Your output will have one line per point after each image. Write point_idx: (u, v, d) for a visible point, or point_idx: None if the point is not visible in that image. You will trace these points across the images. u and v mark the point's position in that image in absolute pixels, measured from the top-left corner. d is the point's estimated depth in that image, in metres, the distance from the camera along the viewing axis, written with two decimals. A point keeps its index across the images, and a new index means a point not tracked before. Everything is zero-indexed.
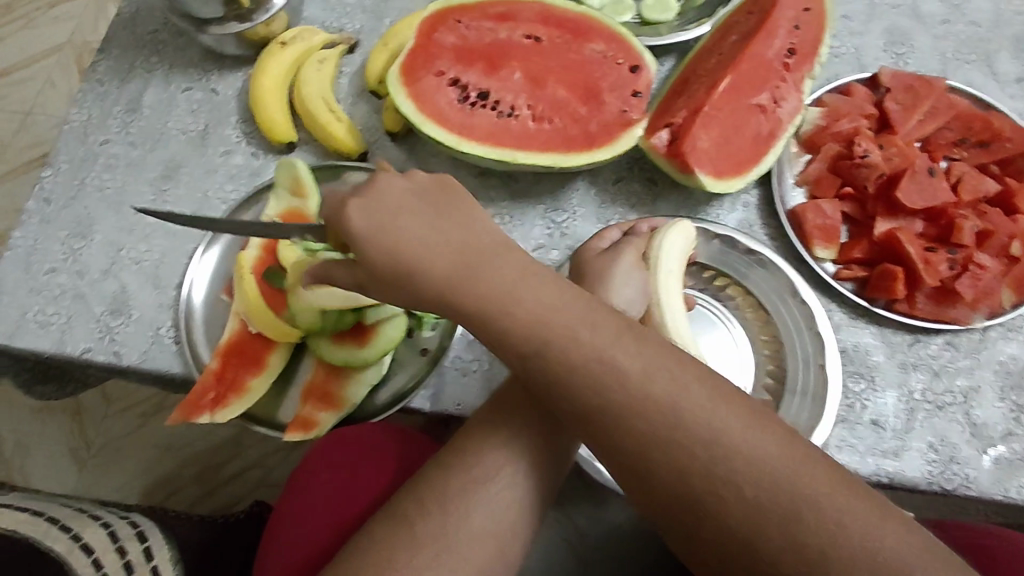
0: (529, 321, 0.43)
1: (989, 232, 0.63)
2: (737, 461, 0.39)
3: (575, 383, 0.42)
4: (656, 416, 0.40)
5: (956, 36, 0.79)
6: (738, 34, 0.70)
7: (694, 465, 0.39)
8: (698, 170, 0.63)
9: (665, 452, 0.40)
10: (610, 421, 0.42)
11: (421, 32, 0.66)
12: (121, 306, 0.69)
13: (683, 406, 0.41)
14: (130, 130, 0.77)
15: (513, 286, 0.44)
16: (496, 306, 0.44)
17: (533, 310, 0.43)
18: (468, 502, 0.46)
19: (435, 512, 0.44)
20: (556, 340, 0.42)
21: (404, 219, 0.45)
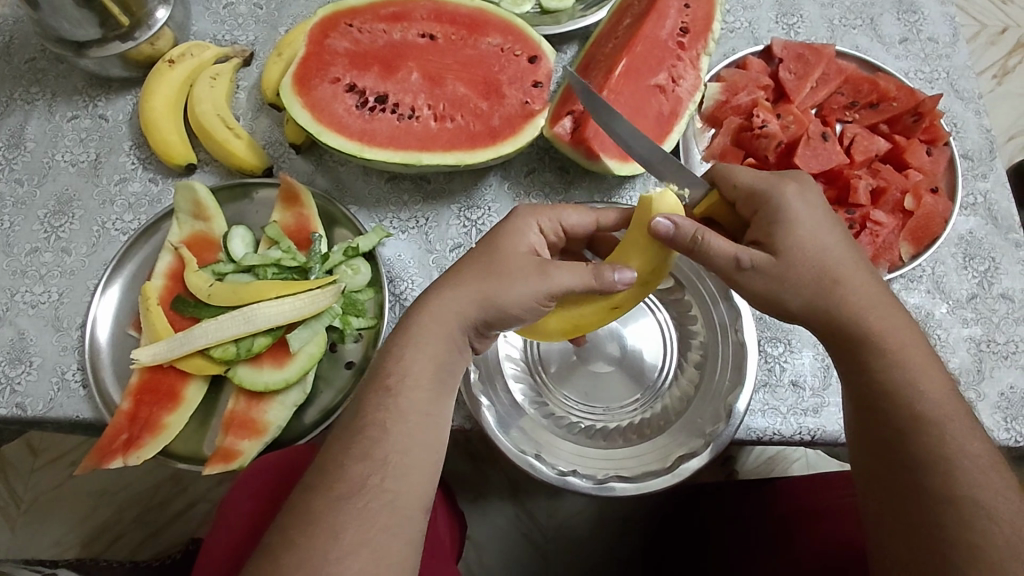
0: (853, 299, 0.47)
1: (883, 189, 0.67)
2: (944, 439, 0.45)
3: (866, 353, 0.47)
4: (904, 383, 0.46)
5: (842, 2, 0.82)
6: (632, 17, 0.71)
7: (912, 430, 0.45)
8: (603, 156, 0.63)
9: (907, 425, 0.45)
10: (868, 382, 0.47)
11: (312, 39, 0.65)
12: (19, 354, 0.65)
13: (936, 392, 0.46)
14: (15, 166, 0.73)
15: (847, 269, 0.47)
16: (823, 285, 0.47)
17: (863, 285, 0.48)
18: (348, 495, 0.39)
19: (307, 516, 0.38)
20: (844, 314, 0.47)
21: (748, 179, 0.50)
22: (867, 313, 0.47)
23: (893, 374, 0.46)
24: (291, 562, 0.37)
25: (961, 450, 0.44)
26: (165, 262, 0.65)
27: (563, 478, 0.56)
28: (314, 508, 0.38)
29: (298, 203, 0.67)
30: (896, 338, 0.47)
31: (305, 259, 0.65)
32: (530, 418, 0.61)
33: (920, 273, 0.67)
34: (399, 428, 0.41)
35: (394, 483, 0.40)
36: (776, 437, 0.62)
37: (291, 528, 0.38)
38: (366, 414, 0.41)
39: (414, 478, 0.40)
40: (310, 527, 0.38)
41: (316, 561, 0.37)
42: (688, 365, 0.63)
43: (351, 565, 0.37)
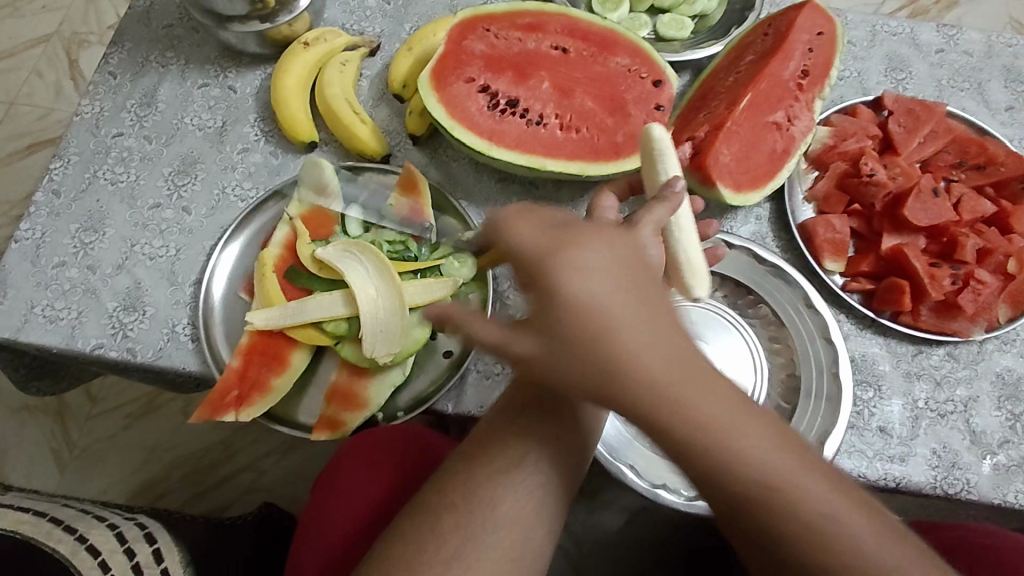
0: (650, 369, 0.36)
1: (988, 250, 0.67)
2: (824, 520, 0.36)
3: (661, 416, 0.36)
4: (731, 455, 0.36)
5: (951, 64, 0.83)
6: (753, 54, 0.73)
7: (764, 517, 0.37)
8: (719, 183, 0.65)
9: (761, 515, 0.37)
10: (714, 483, 0.37)
11: (451, 39, 0.67)
12: (134, 302, 0.67)
13: (769, 459, 0.37)
14: (145, 124, 0.76)
15: (600, 300, 0.37)
16: (586, 323, 0.37)
17: (665, 367, 0.36)
18: (505, 472, 0.45)
19: (470, 487, 0.45)
20: (624, 375, 0.36)
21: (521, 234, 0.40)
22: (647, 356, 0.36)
23: (721, 448, 0.36)
24: (451, 525, 0.43)
25: (841, 526, 0.36)
26: (282, 232, 0.67)
27: (654, 490, 0.58)
28: (476, 480, 0.45)
29: (415, 191, 0.69)
30: (672, 401, 0.36)
31: (416, 249, 0.67)
32: (646, 446, 0.60)
33: (1015, 336, 0.68)
34: (549, 421, 0.47)
35: (546, 466, 0.46)
36: (861, 480, 0.62)
37: (451, 492, 0.45)
38: (521, 398, 0.48)
39: (547, 474, 0.46)
40: (471, 496, 0.45)
41: (476, 526, 0.44)
42: (779, 399, 0.64)
43: (501, 536, 0.43)
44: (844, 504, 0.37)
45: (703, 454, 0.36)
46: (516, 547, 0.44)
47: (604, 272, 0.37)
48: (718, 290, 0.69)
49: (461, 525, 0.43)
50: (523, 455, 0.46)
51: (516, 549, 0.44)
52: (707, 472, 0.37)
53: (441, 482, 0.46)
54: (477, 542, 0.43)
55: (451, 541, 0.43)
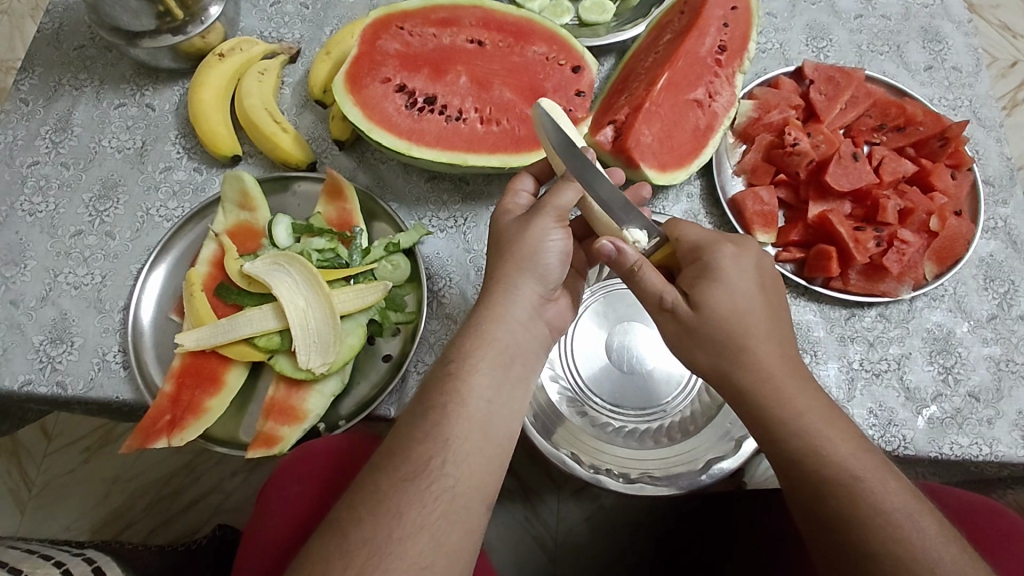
0: (719, 329, 0.48)
1: (910, 210, 0.68)
2: (839, 481, 0.44)
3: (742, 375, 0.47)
4: (788, 409, 0.46)
5: (870, 29, 0.85)
6: (672, 33, 0.73)
7: (806, 459, 0.45)
8: (642, 165, 0.65)
9: (797, 450, 0.46)
10: (771, 447, 0.47)
11: (364, 40, 0.66)
12: (61, 334, 0.65)
13: (841, 445, 0.45)
14: (61, 150, 0.74)
15: (744, 309, 0.48)
16: (725, 326, 0.48)
17: (751, 328, 0.48)
18: (410, 478, 0.41)
19: (377, 497, 0.40)
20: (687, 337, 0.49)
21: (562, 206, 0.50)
22: (733, 319, 0.48)
23: (794, 422, 0.46)
24: (359, 539, 0.38)
25: (840, 456, 0.45)
26: (209, 250, 0.66)
27: (596, 476, 0.58)
28: (382, 488, 0.40)
29: (342, 197, 0.68)
30: (735, 349, 0.47)
31: (347, 255, 0.66)
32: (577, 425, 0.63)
33: (942, 292, 0.69)
34: (465, 417, 0.43)
35: (462, 464, 0.42)
36: None
37: (358, 503, 0.40)
38: (431, 399, 0.44)
39: (461, 475, 0.42)
40: (377, 505, 0.40)
41: (382, 537, 0.39)
42: None
43: (412, 548, 0.39)
44: (884, 478, 0.44)
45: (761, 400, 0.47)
46: (430, 554, 0.39)
47: (742, 297, 0.48)
48: None
49: (368, 539, 0.39)
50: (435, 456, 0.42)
51: (430, 556, 0.39)
52: (768, 437, 0.47)
53: (352, 494, 0.42)
54: (386, 557, 0.38)
55: (358, 559, 0.38)
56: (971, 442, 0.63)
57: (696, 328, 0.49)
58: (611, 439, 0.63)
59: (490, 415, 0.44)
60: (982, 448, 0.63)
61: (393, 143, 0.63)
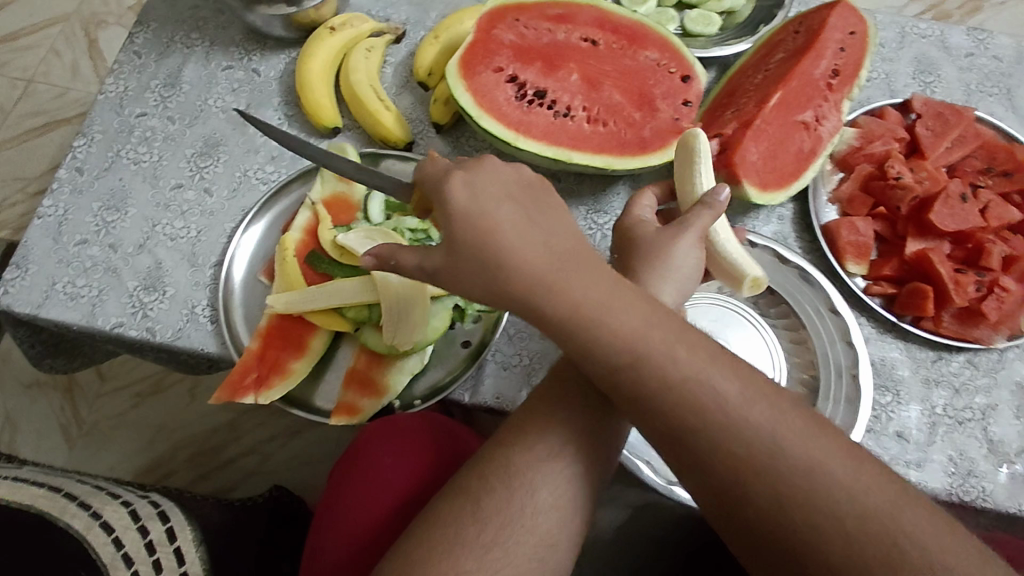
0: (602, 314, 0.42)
1: (1015, 257, 0.66)
2: (811, 480, 0.38)
3: (644, 376, 0.41)
4: (722, 417, 0.40)
5: (980, 69, 0.82)
6: (784, 53, 0.72)
7: (755, 475, 0.39)
8: (745, 182, 0.64)
9: (734, 471, 0.39)
10: (714, 464, 0.40)
11: (480, 27, 0.67)
12: (154, 282, 0.67)
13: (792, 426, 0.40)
14: (168, 104, 0.76)
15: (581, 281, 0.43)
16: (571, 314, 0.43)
17: (580, 287, 0.43)
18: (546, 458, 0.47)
19: (510, 469, 0.46)
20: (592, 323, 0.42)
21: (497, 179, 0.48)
22: (611, 310, 0.42)
23: (726, 422, 0.40)
24: (494, 509, 0.45)
25: (804, 461, 0.39)
26: (303, 217, 0.67)
27: (669, 487, 0.58)
28: (515, 462, 0.47)
29: None
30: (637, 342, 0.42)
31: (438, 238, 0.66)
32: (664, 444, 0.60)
33: None
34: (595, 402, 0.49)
35: (580, 455, 0.47)
36: None
37: (491, 476, 0.46)
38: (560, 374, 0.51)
39: (567, 469, 0.47)
40: (508, 480, 0.46)
41: (515, 512, 0.45)
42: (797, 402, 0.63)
43: (539, 523, 0.45)
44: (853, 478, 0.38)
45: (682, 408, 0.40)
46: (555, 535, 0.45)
47: (637, 298, 0.44)
48: (740, 290, 0.69)
49: (502, 510, 0.45)
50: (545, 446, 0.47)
51: (552, 537, 0.45)
52: (718, 458, 0.40)
53: (480, 468, 0.48)
54: (519, 527, 0.44)
55: (490, 529, 0.44)
56: None
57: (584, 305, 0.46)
58: None
59: (592, 415, 0.49)
60: None
61: (504, 134, 0.63)
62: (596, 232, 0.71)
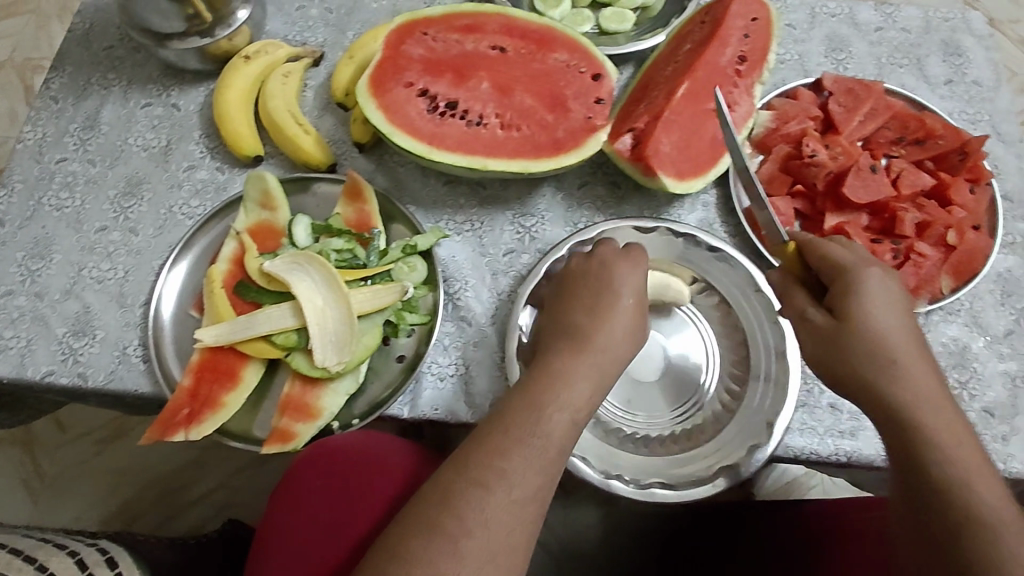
0: (901, 363, 0.49)
1: (928, 223, 0.69)
2: (959, 501, 0.44)
3: (908, 409, 0.48)
4: (941, 438, 0.47)
5: (890, 42, 0.85)
6: (692, 43, 0.74)
7: (940, 490, 0.45)
8: (660, 173, 0.65)
9: (955, 489, 0.45)
10: (929, 486, 0.46)
11: (388, 44, 0.67)
12: (84, 327, 0.67)
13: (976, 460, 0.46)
14: (89, 147, 0.75)
15: (888, 335, 0.49)
16: (872, 346, 0.49)
17: (898, 339, 0.49)
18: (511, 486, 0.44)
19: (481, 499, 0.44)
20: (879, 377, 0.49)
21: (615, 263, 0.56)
22: (895, 343, 0.49)
23: (949, 451, 0.46)
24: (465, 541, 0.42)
25: (968, 487, 0.45)
26: (228, 248, 0.67)
27: (607, 481, 0.58)
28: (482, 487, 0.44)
29: (360, 199, 0.69)
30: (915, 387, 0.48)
31: (364, 256, 0.66)
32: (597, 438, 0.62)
33: (959, 306, 0.69)
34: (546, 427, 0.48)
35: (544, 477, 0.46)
36: (812, 457, 0.63)
37: (464, 508, 0.43)
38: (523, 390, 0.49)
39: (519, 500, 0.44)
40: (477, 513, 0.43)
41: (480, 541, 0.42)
42: (730, 383, 0.64)
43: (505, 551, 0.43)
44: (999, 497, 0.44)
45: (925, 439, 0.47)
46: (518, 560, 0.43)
47: (872, 346, 0.49)
48: None
49: (473, 538, 0.42)
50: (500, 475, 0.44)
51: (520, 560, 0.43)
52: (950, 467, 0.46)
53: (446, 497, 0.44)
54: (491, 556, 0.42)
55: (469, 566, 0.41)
56: (986, 459, 0.62)
57: (846, 338, 0.50)
58: (621, 444, 0.63)
59: (546, 440, 0.46)
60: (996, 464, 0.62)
61: (419, 148, 0.64)
62: (523, 236, 0.72)
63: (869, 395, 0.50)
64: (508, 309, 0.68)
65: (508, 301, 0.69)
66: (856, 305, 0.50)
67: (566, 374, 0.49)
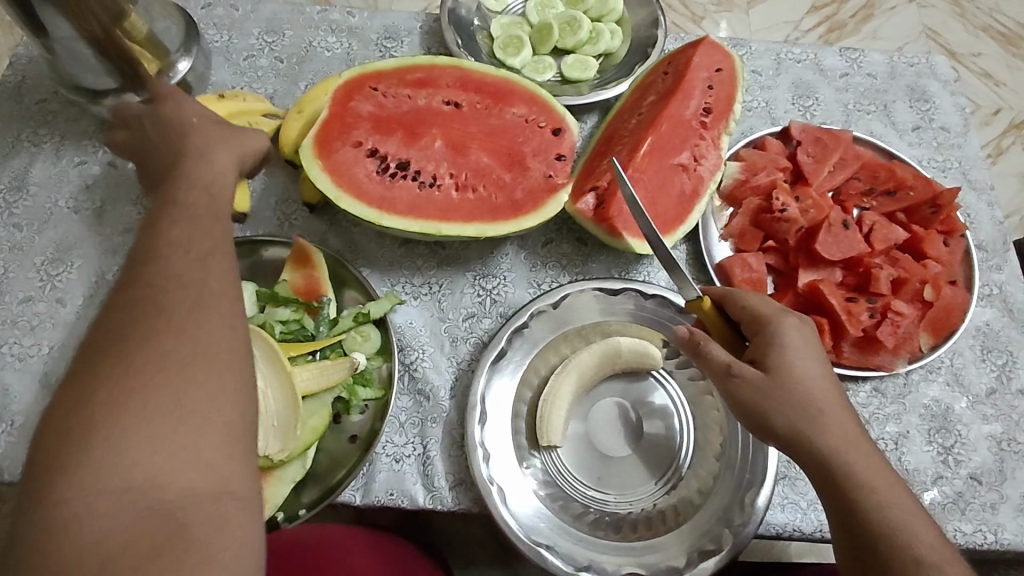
0: (826, 414, 0.48)
1: (903, 279, 0.66)
2: (912, 566, 0.43)
3: (844, 466, 0.46)
4: (882, 499, 0.45)
5: (856, 87, 0.83)
6: (655, 94, 0.72)
7: (890, 554, 0.44)
8: (626, 235, 0.62)
9: (900, 554, 0.44)
10: (881, 552, 0.44)
11: (335, 101, 0.63)
12: (1, 411, 0.61)
13: (915, 515, 0.45)
14: (15, 210, 0.70)
15: (809, 384, 0.48)
16: (795, 394, 0.48)
17: (825, 397, 0.48)
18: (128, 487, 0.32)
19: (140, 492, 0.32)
20: (806, 427, 0.47)
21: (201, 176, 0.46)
22: (817, 394, 0.48)
23: (889, 512, 0.45)
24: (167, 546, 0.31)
25: (914, 544, 0.44)
26: None
27: (577, 574, 0.54)
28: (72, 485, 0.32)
29: (309, 264, 0.64)
30: (850, 445, 0.47)
31: (312, 326, 0.62)
32: (562, 523, 0.57)
33: (939, 364, 0.66)
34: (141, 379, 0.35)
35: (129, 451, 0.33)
36: (796, 534, 0.59)
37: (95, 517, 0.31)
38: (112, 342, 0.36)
39: (233, 439, 0.35)
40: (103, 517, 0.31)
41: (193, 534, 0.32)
42: (707, 455, 0.60)
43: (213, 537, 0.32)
44: (946, 554, 0.44)
45: (866, 500, 0.45)
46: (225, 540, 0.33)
47: (797, 395, 0.48)
48: None
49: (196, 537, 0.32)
50: (109, 463, 0.32)
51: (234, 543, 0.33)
52: (893, 534, 0.44)
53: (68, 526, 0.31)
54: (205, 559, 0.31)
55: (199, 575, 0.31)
56: (975, 530, 0.59)
57: (774, 389, 0.48)
58: (592, 529, 0.58)
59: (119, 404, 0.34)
60: (986, 535, 0.59)
61: (369, 215, 0.60)
62: (486, 298, 0.68)
63: (804, 450, 0.47)
64: (469, 378, 0.64)
65: (469, 370, 0.64)
66: (783, 356, 0.49)
67: (149, 325, 0.36)
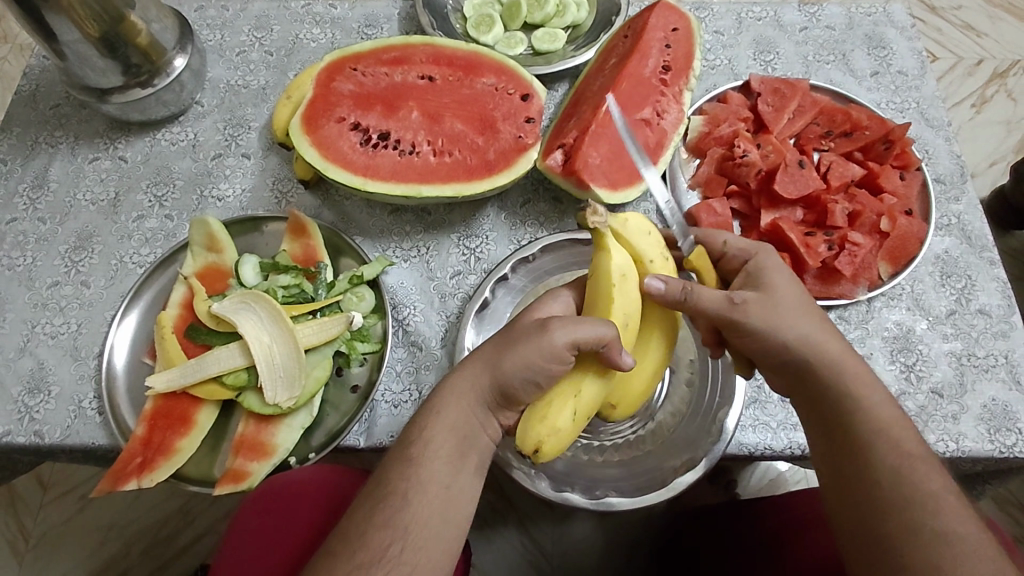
0: (824, 332, 0.52)
1: (858, 212, 0.71)
2: (902, 463, 0.48)
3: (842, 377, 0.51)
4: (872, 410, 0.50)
5: (815, 40, 0.87)
6: (617, 57, 0.76)
7: (881, 452, 0.49)
8: (592, 186, 0.67)
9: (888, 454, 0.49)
10: (875, 449, 0.49)
11: (319, 83, 0.69)
12: (39, 384, 0.67)
13: (897, 425, 0.51)
14: (38, 206, 0.77)
15: (807, 308, 0.52)
16: (798, 310, 0.51)
17: (820, 318, 0.52)
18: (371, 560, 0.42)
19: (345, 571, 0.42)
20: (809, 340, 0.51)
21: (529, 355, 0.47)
22: (815, 314, 0.52)
23: (878, 421, 0.50)
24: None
25: (898, 446, 0.49)
26: (179, 293, 0.67)
27: (561, 494, 0.59)
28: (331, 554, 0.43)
29: (305, 234, 0.70)
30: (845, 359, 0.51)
31: (312, 289, 0.67)
32: None
33: (900, 291, 0.70)
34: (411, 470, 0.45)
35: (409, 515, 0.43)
36: (768, 452, 0.64)
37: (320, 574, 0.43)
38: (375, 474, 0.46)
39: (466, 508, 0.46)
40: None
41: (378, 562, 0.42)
42: (680, 383, 0.66)
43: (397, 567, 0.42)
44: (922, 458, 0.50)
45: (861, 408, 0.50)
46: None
47: (799, 314, 0.51)
48: None
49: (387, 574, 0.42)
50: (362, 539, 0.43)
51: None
52: (885, 437, 0.49)
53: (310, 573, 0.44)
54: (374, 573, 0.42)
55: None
56: (938, 439, 0.63)
57: (780, 305, 0.51)
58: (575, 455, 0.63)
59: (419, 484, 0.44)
60: (949, 443, 0.63)
61: (355, 182, 0.65)
62: (470, 258, 0.73)
63: (807, 360, 0.51)
64: (457, 329, 0.70)
65: (457, 322, 0.70)
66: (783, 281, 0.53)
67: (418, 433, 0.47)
